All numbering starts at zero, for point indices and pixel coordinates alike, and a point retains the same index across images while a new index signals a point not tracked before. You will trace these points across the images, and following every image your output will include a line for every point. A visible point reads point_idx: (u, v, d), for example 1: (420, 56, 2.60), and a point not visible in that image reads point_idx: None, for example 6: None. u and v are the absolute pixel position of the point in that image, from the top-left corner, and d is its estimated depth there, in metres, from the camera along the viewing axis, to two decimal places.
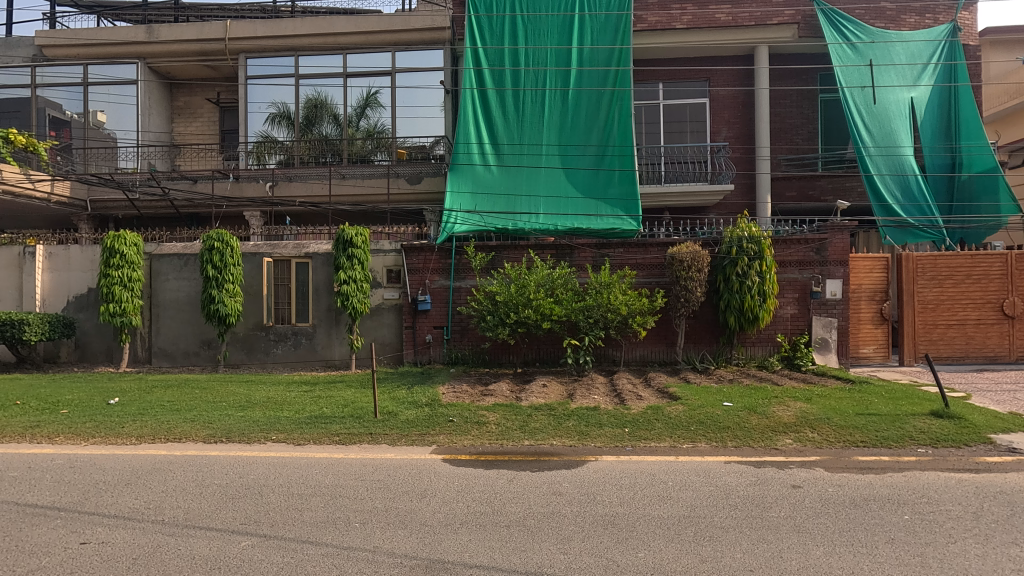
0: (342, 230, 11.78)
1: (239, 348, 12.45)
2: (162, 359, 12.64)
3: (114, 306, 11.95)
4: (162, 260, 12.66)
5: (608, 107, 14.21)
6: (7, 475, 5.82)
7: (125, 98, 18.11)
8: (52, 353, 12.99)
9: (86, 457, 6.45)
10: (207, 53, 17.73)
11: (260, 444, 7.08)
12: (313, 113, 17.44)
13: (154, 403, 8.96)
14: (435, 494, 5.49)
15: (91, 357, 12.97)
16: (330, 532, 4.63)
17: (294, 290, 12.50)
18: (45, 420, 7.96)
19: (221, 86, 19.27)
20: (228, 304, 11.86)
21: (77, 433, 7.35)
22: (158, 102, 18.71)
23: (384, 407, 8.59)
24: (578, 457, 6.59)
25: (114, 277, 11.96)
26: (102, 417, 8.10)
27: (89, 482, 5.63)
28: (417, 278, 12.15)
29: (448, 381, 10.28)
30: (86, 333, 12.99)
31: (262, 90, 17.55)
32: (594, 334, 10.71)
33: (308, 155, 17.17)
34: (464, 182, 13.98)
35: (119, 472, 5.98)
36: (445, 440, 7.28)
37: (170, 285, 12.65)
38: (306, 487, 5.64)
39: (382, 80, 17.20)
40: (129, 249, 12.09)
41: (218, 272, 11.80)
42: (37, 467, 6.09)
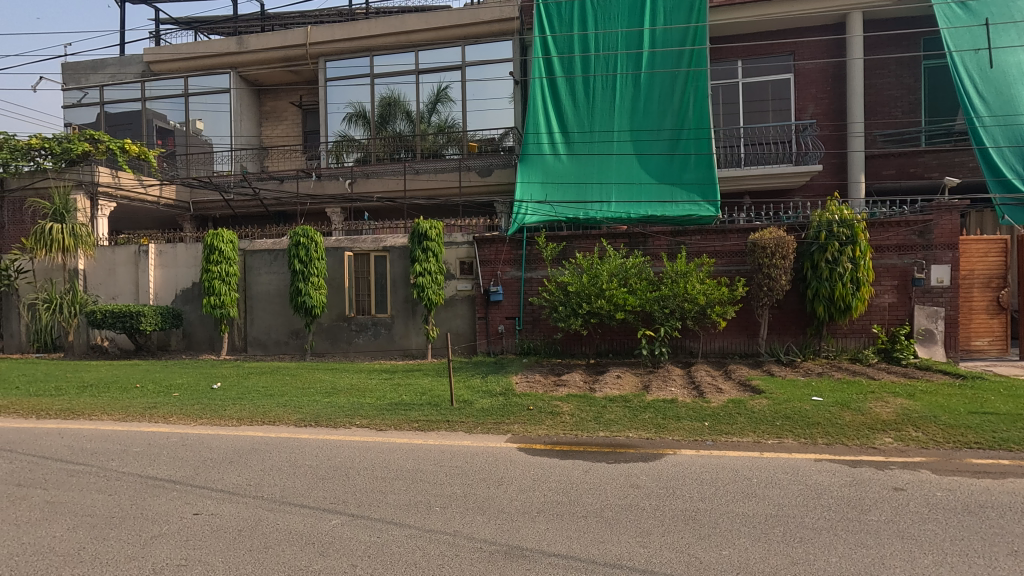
0: (417, 223, 12.11)
1: (324, 338, 13.18)
2: (256, 348, 13.61)
3: (215, 299, 12.98)
4: (255, 256, 13.57)
5: (683, 89, 13.66)
6: (130, 450, 6.52)
7: (220, 106, 19.56)
8: (164, 341, 14.34)
9: (196, 436, 7.09)
10: (291, 59, 18.74)
11: (345, 428, 7.48)
12: (387, 110, 18.03)
13: (251, 389, 9.70)
14: (512, 481, 5.58)
15: (196, 345, 14.19)
16: (413, 514, 4.82)
17: (373, 282, 13.01)
18: (160, 401, 8.83)
19: (303, 89, 20.32)
20: (314, 296, 12.56)
21: (187, 414, 8.09)
22: (248, 107, 20.05)
23: (459, 396, 8.80)
24: (656, 450, 6.44)
25: (214, 272, 12.99)
26: (207, 400, 8.86)
27: (198, 459, 6.18)
28: (489, 270, 12.31)
29: (521, 371, 10.37)
30: (191, 324, 14.22)
31: (340, 91, 18.36)
32: (671, 325, 10.36)
33: (383, 152, 17.78)
34: (534, 172, 13.97)
35: (223, 450, 6.52)
36: (520, 429, 7.35)
37: (262, 278, 13.58)
38: (390, 471, 5.89)
39: (452, 75, 17.48)
40: (226, 246, 13.09)
41: (303, 266, 12.52)
42: (155, 443, 6.78)
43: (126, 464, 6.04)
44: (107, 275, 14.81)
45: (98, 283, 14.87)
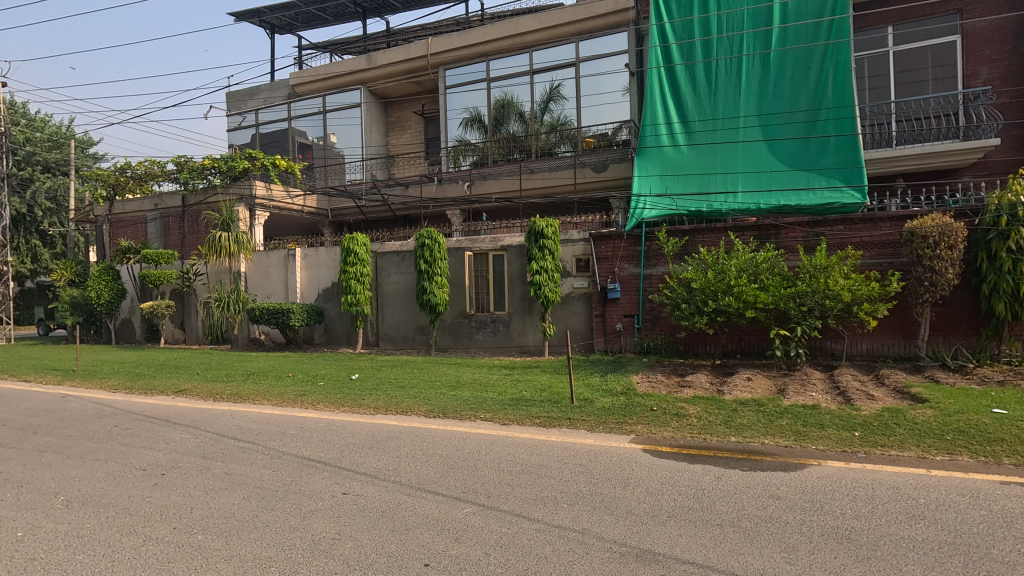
0: (534, 222, 12.27)
1: (447, 334, 13.83)
2: (387, 342, 14.64)
3: (351, 297, 14.18)
4: (385, 257, 14.60)
5: (820, 65, 12.45)
6: (288, 432, 7.33)
7: (353, 120, 21.31)
8: (309, 336, 15.92)
9: (340, 422, 7.80)
10: (414, 70, 19.92)
11: (471, 421, 7.78)
12: (501, 112, 18.47)
13: (384, 380, 10.47)
14: (639, 483, 5.43)
15: (335, 340, 15.60)
16: (541, 509, 4.87)
17: (491, 281, 13.39)
18: (309, 390, 9.84)
19: (424, 99, 21.49)
20: (437, 294, 13.24)
21: (331, 402, 8.92)
22: (377, 119, 21.62)
23: (580, 394, 8.78)
24: (797, 460, 5.92)
25: (351, 272, 14.20)
26: (347, 390, 9.71)
27: (344, 443, 6.78)
28: (606, 267, 12.12)
29: (642, 370, 10.10)
30: (331, 320, 15.66)
31: (458, 97, 19.16)
32: (809, 324, 9.47)
33: (498, 154, 18.23)
34: (651, 165, 13.51)
35: (364, 436, 7.09)
36: (644, 430, 7.14)
37: (391, 278, 14.57)
38: (516, 464, 6.02)
39: (566, 72, 17.46)
40: (360, 249, 14.22)
41: (428, 266, 13.25)
42: (307, 427, 7.56)
43: (285, 444, 6.80)
44: (262, 277, 16.74)
45: (256, 283, 16.87)
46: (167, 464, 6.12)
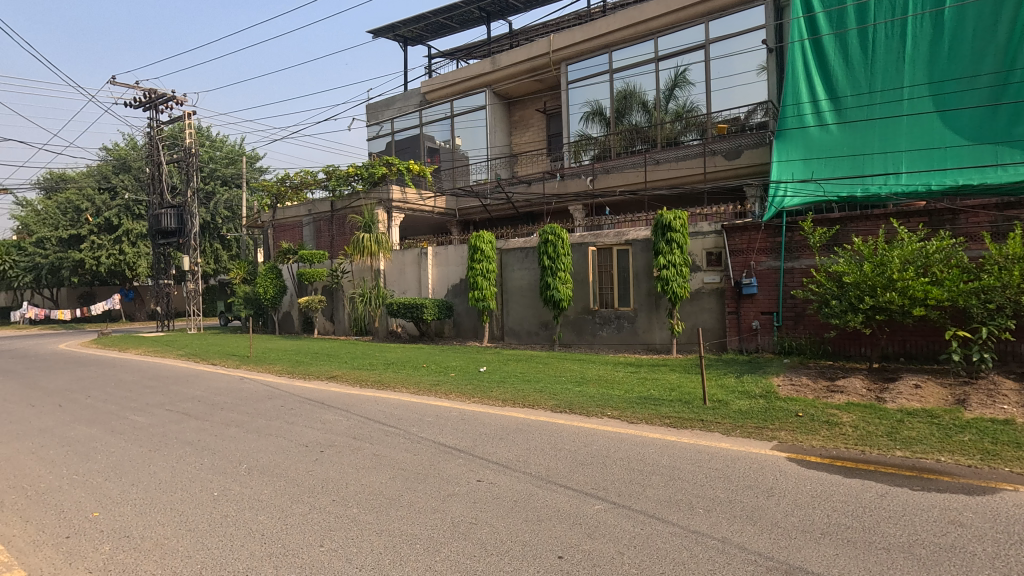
0: (661, 215, 11.84)
1: (570, 330, 13.85)
2: (512, 337, 15.03)
3: (478, 293, 14.80)
4: (509, 254, 14.97)
5: (1011, 18, 10.61)
6: (426, 419, 7.82)
7: (478, 122, 22.16)
8: (440, 329, 16.85)
9: (471, 412, 8.16)
10: (536, 68, 20.20)
11: (598, 417, 7.72)
12: (624, 104, 18.06)
13: (511, 373, 10.78)
14: (785, 495, 5.00)
15: (464, 333, 16.35)
16: (675, 512, 4.69)
17: (615, 276, 13.15)
18: (441, 380, 10.44)
19: (546, 96, 21.65)
20: (561, 290, 13.32)
21: (463, 392, 9.36)
22: (501, 120, 22.26)
23: (713, 395, 8.32)
24: (985, 483, 5.07)
25: (478, 269, 14.82)
26: (477, 381, 10.13)
27: (477, 432, 7.08)
28: (741, 260, 11.34)
29: (783, 372, 9.31)
30: (460, 314, 16.43)
31: (580, 92, 19.04)
32: (997, 324, 8.03)
33: (621, 146, 17.84)
34: (793, 148, 12.39)
35: (495, 427, 7.33)
36: (788, 437, 6.57)
37: (516, 274, 14.92)
38: (646, 464, 5.86)
39: (693, 56, 16.59)
40: (486, 246, 14.76)
41: (552, 262, 13.38)
42: (442, 415, 8.02)
43: (423, 430, 7.28)
44: (398, 274, 18.03)
45: (393, 280, 18.23)
46: (325, 442, 6.85)
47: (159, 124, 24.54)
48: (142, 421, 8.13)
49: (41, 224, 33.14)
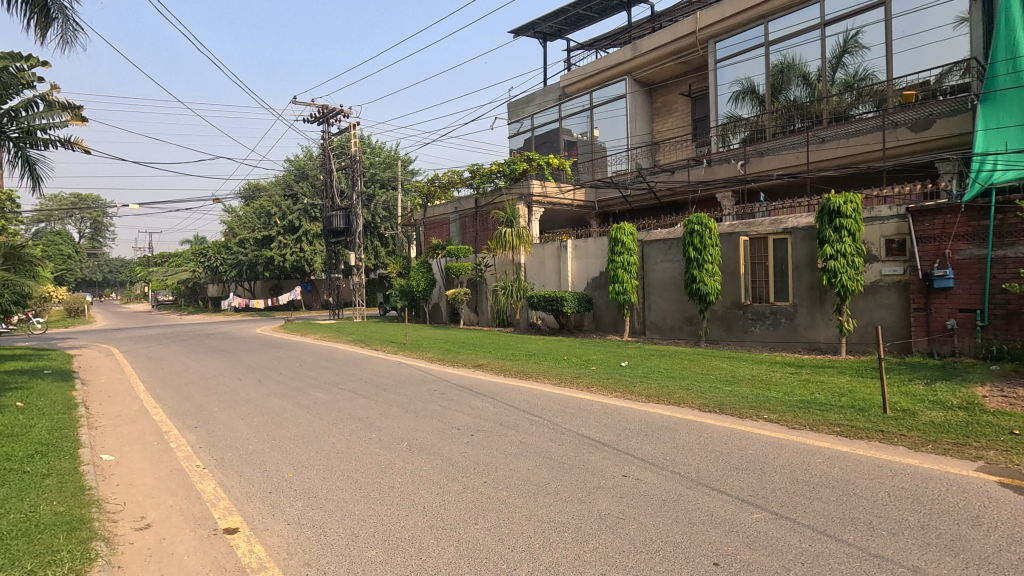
0: (827, 199, 10.62)
1: (719, 325, 13.02)
2: (654, 331, 14.54)
3: (619, 286, 14.57)
4: (651, 246, 14.51)
5: None
6: (568, 410, 7.89)
7: (618, 111, 21.82)
8: (580, 322, 16.88)
9: (613, 406, 8.07)
10: (680, 50, 19.25)
11: (752, 420, 7.17)
12: (780, 79, 16.51)
13: (654, 369, 10.44)
14: (999, 526, 4.20)
15: (604, 327, 16.19)
16: (852, 531, 4.18)
17: (771, 268, 12.08)
18: (582, 373, 10.46)
19: (692, 77, 20.51)
20: (708, 283, 12.57)
21: (605, 386, 9.27)
22: (642, 107, 21.64)
23: (896, 403, 7.27)
24: None
25: (618, 262, 14.57)
26: (619, 376, 9.98)
27: (621, 427, 6.96)
28: (932, 248, 9.72)
29: (990, 380, 7.82)
30: (599, 308, 16.29)
31: (730, 70, 17.76)
32: None
33: (778, 125, 16.28)
34: (1006, 114, 10.37)
35: (639, 423, 7.16)
36: (999, 458, 5.50)
37: (658, 267, 14.39)
38: (813, 475, 5.30)
39: (868, 16, 14.68)
40: (627, 238, 14.43)
41: (698, 254, 12.69)
42: (585, 408, 8.02)
43: (566, 421, 7.35)
44: (538, 267, 18.38)
45: (533, 273, 18.64)
46: (475, 427, 7.24)
47: (330, 136, 27.74)
48: (322, 397, 9.30)
49: (242, 227, 39.43)
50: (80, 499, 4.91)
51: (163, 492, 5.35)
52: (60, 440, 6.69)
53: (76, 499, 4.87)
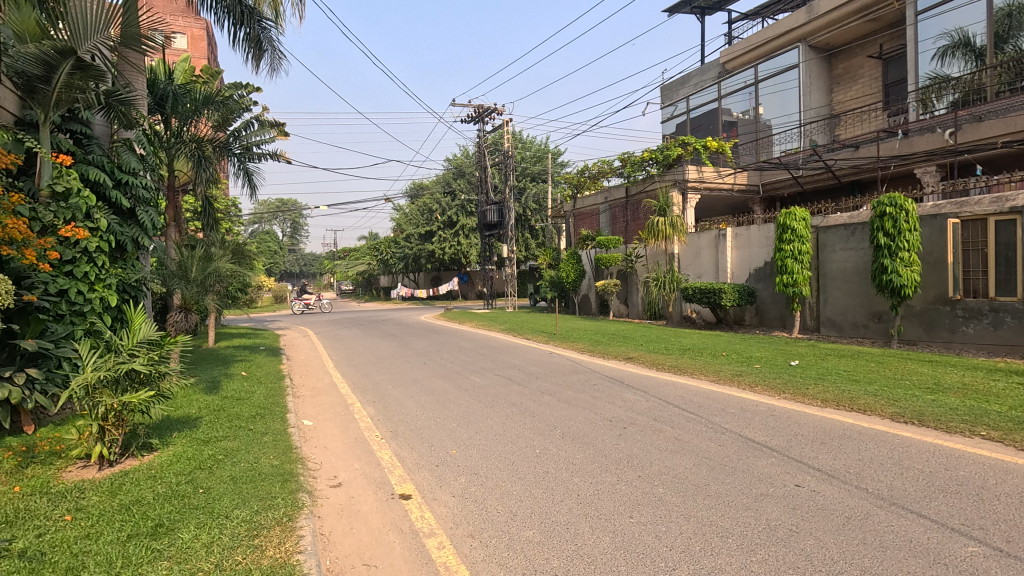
0: None
1: (916, 324, 11.13)
2: (830, 328, 12.96)
3: (787, 278, 13.29)
4: (828, 232, 12.93)
5: None
6: (729, 410, 7.39)
7: (789, 83, 20.28)
8: (740, 316, 15.68)
9: (782, 409, 7.36)
10: (870, 5, 16.96)
11: (962, 436, 6.05)
12: (1007, 25, 13.79)
13: (832, 370, 9.31)
14: None
15: (769, 322, 14.81)
16: None
17: (991, 256, 10.03)
18: (744, 370, 9.71)
19: (883, 37, 18.15)
20: (903, 275, 10.83)
21: (771, 386, 8.50)
22: (819, 76, 19.84)
23: None
24: None
25: (787, 251, 13.27)
26: (788, 375, 9.09)
27: (791, 432, 6.33)
28: None
29: None
30: (764, 301, 14.95)
31: (935, 23, 15.16)
32: None
33: (1001, 83, 13.60)
34: None
35: (813, 430, 6.44)
36: None
37: (837, 256, 12.76)
38: None
39: None
40: (798, 224, 13.04)
41: (890, 240, 11.02)
42: (748, 408, 7.43)
43: (726, 421, 6.90)
44: (694, 258, 17.47)
45: (688, 264, 17.74)
46: (627, 420, 7.12)
47: (485, 134, 29.10)
48: (480, 382, 9.86)
49: (408, 223, 43.30)
50: (290, 455, 5.82)
51: (350, 456, 6.12)
52: (273, 405, 8.00)
53: (287, 455, 5.78)
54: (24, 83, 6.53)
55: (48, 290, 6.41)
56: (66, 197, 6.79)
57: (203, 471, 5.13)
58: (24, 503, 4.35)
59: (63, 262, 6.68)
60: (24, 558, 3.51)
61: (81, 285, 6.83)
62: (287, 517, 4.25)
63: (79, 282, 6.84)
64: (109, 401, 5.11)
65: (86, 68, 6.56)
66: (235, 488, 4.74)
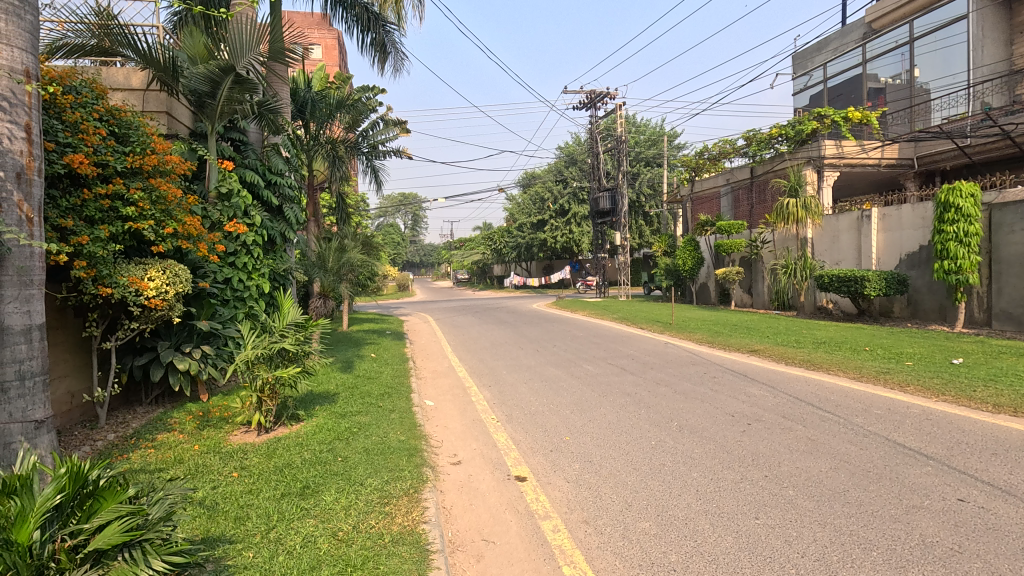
0: None
1: None
2: (1005, 322, 11.13)
3: (949, 264, 11.59)
4: (1005, 210, 11.07)
5: None
6: (873, 411, 6.63)
7: (955, 38, 17.59)
8: (888, 308, 14.00)
9: (941, 412, 6.45)
10: None
11: None
12: None
13: (1008, 371, 7.97)
14: None
15: (924, 314, 13.05)
16: None
17: None
18: (892, 368, 8.66)
19: None
20: None
21: (927, 387, 7.48)
22: (995, 26, 17.08)
23: None
24: None
25: (949, 233, 11.53)
26: (948, 375, 7.96)
27: (952, 440, 5.53)
28: None
29: None
30: (918, 291, 13.18)
31: None
32: None
33: None
34: None
35: (982, 438, 5.57)
36: None
37: (1016, 238, 10.87)
38: None
39: None
40: (965, 201, 11.24)
41: None
42: (897, 410, 6.61)
43: (870, 423, 6.20)
44: (831, 242, 15.89)
45: (823, 250, 16.15)
46: (752, 416, 6.68)
47: (598, 120, 28.61)
48: (594, 370, 9.83)
49: (521, 213, 44.14)
50: (414, 432, 6.23)
51: (469, 436, 6.41)
52: (399, 384, 8.62)
53: (412, 432, 6.20)
54: (196, 99, 7.51)
55: (217, 279, 7.43)
56: (229, 197, 7.78)
57: (341, 442, 5.67)
58: (202, 460, 5.11)
59: (227, 254, 7.69)
60: (203, 505, 4.13)
61: (241, 274, 7.84)
62: (413, 489, 4.56)
63: (240, 271, 7.83)
64: (265, 374, 5.84)
65: (244, 82, 7.42)
66: (369, 459, 5.19)
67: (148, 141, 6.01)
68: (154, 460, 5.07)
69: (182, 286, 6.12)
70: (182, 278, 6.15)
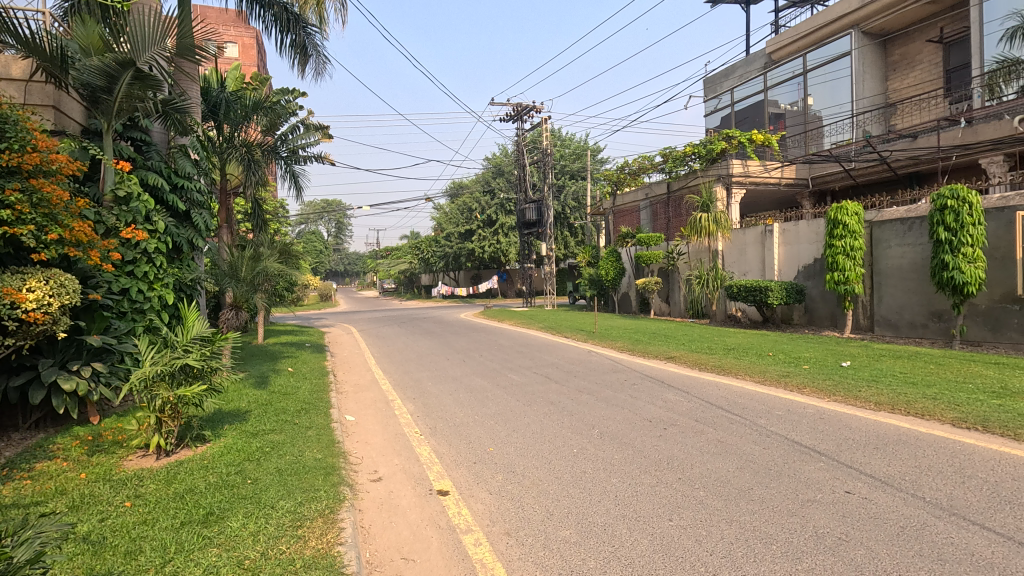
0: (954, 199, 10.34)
1: (981, 323, 10.59)
2: (885, 328, 12.40)
3: (838, 275, 12.70)
4: (883, 227, 12.34)
5: None
6: (775, 412, 7.14)
7: (841, 72, 19.55)
8: (788, 315, 15.15)
9: (831, 412, 7.05)
10: None
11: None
12: None
13: (886, 371, 8.89)
14: None
15: (818, 321, 14.27)
16: None
17: None
18: (792, 371, 9.37)
19: (943, 19, 17.49)
20: (966, 271, 10.21)
21: (820, 388, 8.15)
22: (874, 64, 19.19)
23: None
24: None
25: (838, 247, 12.67)
26: (839, 377, 8.71)
27: (841, 436, 6.06)
28: None
29: None
30: (814, 299, 14.37)
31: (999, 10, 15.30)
32: None
33: None
34: None
35: (865, 434, 6.14)
36: None
37: (893, 252, 12.16)
38: None
39: None
40: (851, 219, 12.44)
41: (953, 234, 10.37)
42: (795, 411, 7.16)
43: (772, 424, 6.66)
44: (739, 254, 17.02)
45: (733, 261, 17.27)
46: (668, 420, 6.98)
47: (524, 132, 29.09)
48: (520, 379, 9.91)
49: (449, 222, 43.95)
50: (333, 449, 5.98)
51: (390, 451, 6.25)
52: (317, 400, 8.24)
53: (330, 449, 5.94)
54: (89, 93, 6.84)
55: (112, 289, 6.84)
56: (127, 201, 7.19)
57: (251, 462, 5.34)
58: (90, 489, 4.64)
59: (125, 262, 7.09)
60: (88, 540, 3.75)
61: (141, 284, 7.24)
62: (329, 510, 4.37)
63: (140, 281, 7.24)
64: (166, 393, 5.39)
65: (146, 78, 6.89)
66: (281, 480, 4.91)
67: (28, 137, 5.40)
68: (31, 493, 4.54)
69: (69, 297, 5.54)
70: (70, 289, 5.59)
